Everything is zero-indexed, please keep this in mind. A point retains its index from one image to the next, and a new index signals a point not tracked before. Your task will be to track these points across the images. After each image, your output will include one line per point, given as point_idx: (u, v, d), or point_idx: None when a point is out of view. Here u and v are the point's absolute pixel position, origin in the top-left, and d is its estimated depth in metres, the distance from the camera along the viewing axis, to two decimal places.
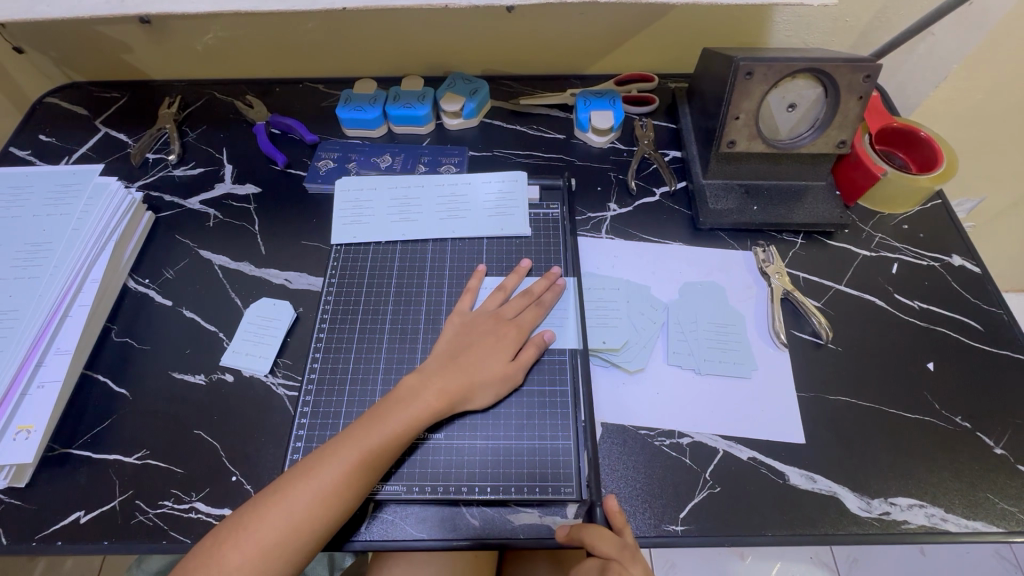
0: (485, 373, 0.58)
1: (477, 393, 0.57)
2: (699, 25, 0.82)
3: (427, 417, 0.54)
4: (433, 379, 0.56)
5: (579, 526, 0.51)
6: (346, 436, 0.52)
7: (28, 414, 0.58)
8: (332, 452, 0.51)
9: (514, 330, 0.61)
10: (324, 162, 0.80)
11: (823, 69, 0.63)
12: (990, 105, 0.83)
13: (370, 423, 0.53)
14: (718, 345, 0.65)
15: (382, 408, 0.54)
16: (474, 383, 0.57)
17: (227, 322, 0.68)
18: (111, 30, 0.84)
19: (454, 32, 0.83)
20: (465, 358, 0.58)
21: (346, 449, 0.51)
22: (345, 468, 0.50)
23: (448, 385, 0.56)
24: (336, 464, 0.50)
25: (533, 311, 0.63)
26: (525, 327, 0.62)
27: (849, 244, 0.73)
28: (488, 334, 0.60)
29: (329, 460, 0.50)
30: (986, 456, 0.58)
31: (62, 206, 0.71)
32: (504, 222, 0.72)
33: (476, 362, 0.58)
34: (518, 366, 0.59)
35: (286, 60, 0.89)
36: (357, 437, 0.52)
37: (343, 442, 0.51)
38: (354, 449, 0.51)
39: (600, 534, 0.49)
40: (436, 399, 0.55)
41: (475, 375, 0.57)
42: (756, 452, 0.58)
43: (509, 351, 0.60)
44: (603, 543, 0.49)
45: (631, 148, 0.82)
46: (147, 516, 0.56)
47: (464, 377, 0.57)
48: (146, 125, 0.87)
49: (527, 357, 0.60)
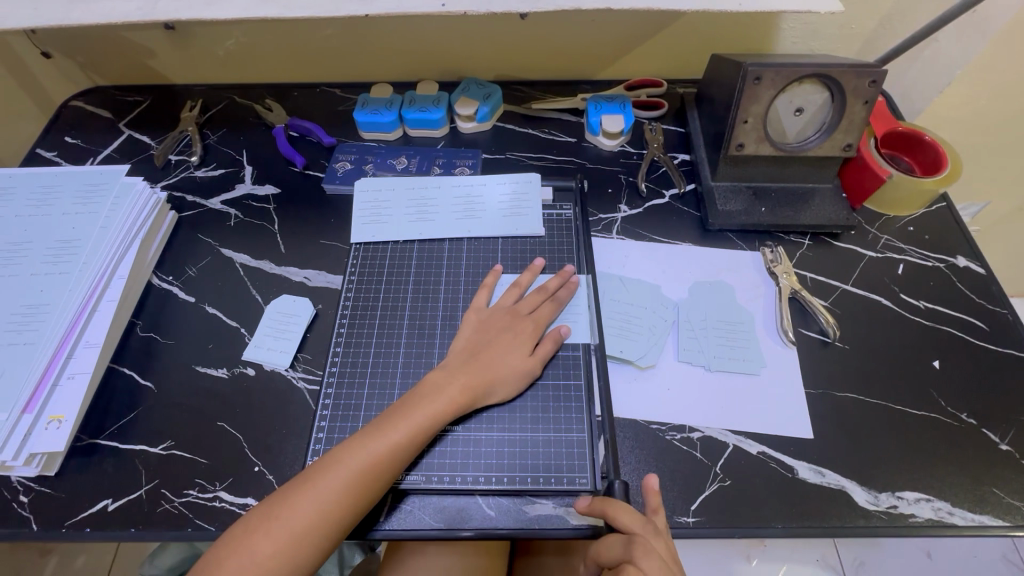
0: (504, 368, 0.59)
1: (496, 388, 0.59)
2: (708, 32, 0.84)
3: (450, 413, 0.56)
4: (454, 374, 0.58)
5: (603, 499, 0.53)
6: (371, 430, 0.53)
7: (58, 405, 0.60)
8: (359, 445, 0.52)
9: (533, 328, 0.63)
10: (341, 164, 0.82)
11: (830, 74, 0.65)
12: (994, 110, 0.85)
13: (394, 418, 0.54)
14: (728, 343, 0.66)
15: (406, 403, 0.56)
16: (493, 378, 0.59)
17: (248, 318, 0.69)
18: (137, 35, 0.86)
19: (468, 38, 0.86)
20: (485, 355, 0.60)
21: (372, 441, 0.52)
22: (370, 461, 0.51)
23: (469, 381, 0.57)
24: (363, 456, 0.51)
25: (549, 307, 0.65)
26: (542, 323, 0.63)
27: (856, 245, 0.75)
28: (507, 333, 0.62)
29: (356, 452, 0.52)
30: (991, 451, 0.59)
31: (90, 205, 0.73)
32: (518, 222, 0.74)
33: (496, 358, 0.60)
34: (536, 360, 0.61)
35: (304, 65, 0.92)
36: (382, 432, 0.53)
37: (369, 435, 0.53)
38: (380, 442, 0.52)
39: (624, 510, 0.51)
40: (458, 394, 0.57)
41: (495, 372, 0.59)
42: (765, 446, 0.60)
43: (529, 348, 0.61)
44: (626, 516, 0.51)
45: (640, 151, 0.84)
46: (173, 505, 0.57)
47: (484, 373, 0.58)
48: (168, 127, 0.89)
49: (544, 351, 0.62)
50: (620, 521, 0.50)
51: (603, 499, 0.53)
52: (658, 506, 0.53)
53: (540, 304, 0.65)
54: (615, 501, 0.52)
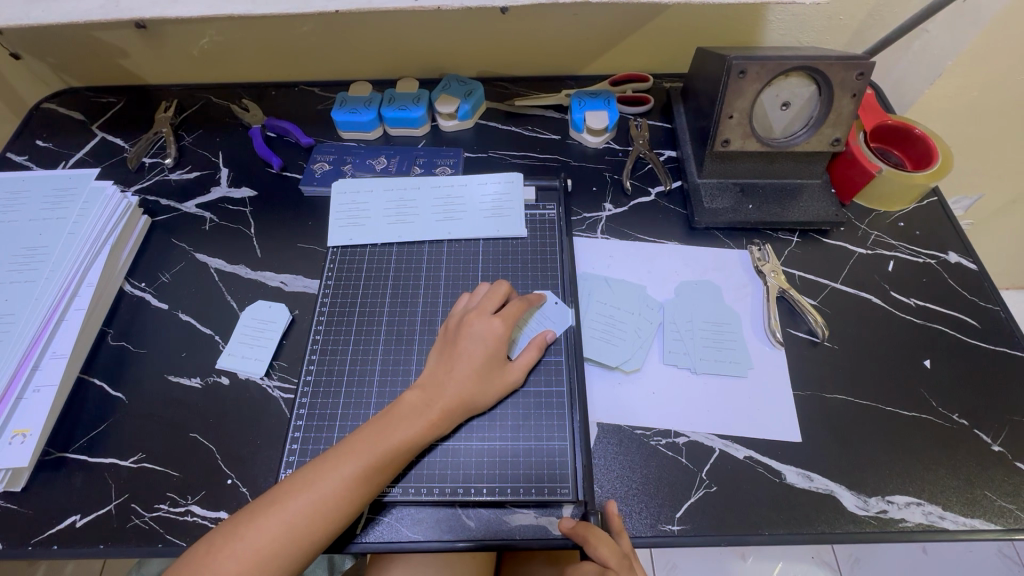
0: (482, 382, 0.57)
1: (472, 405, 0.56)
2: (693, 25, 0.82)
3: (427, 433, 0.54)
4: (432, 393, 0.55)
5: (586, 524, 0.51)
6: (344, 449, 0.51)
7: (24, 418, 0.58)
8: (332, 466, 0.50)
9: (500, 323, 0.59)
10: (319, 164, 0.80)
11: (816, 67, 0.63)
12: (989, 103, 0.83)
13: (370, 436, 0.52)
14: (714, 344, 0.65)
15: (381, 421, 0.54)
16: (470, 394, 0.56)
17: (223, 325, 0.68)
18: (109, 35, 0.84)
19: (449, 33, 0.84)
20: (461, 368, 0.57)
21: (345, 463, 0.50)
22: (345, 481, 0.49)
23: (447, 400, 0.55)
24: (336, 478, 0.49)
25: (516, 307, 0.61)
26: (510, 320, 0.60)
27: (845, 242, 0.73)
28: (479, 337, 0.58)
29: (327, 474, 0.49)
30: (983, 452, 0.58)
31: (59, 210, 0.71)
32: (501, 223, 0.72)
33: (472, 372, 0.57)
34: (516, 370, 0.59)
35: (282, 63, 0.89)
36: (357, 450, 0.51)
37: (341, 456, 0.51)
38: (353, 462, 0.50)
39: (604, 539, 0.49)
40: (436, 415, 0.54)
41: (471, 388, 0.56)
42: (752, 450, 0.58)
43: (504, 351, 0.59)
44: (605, 549, 0.48)
45: (626, 148, 0.82)
46: (143, 520, 0.56)
47: (461, 389, 0.56)
48: (142, 130, 0.87)
49: (528, 360, 0.60)
50: (597, 554, 0.48)
51: (586, 523, 0.51)
52: (621, 530, 0.52)
53: (501, 300, 0.61)
54: (597, 530, 0.50)
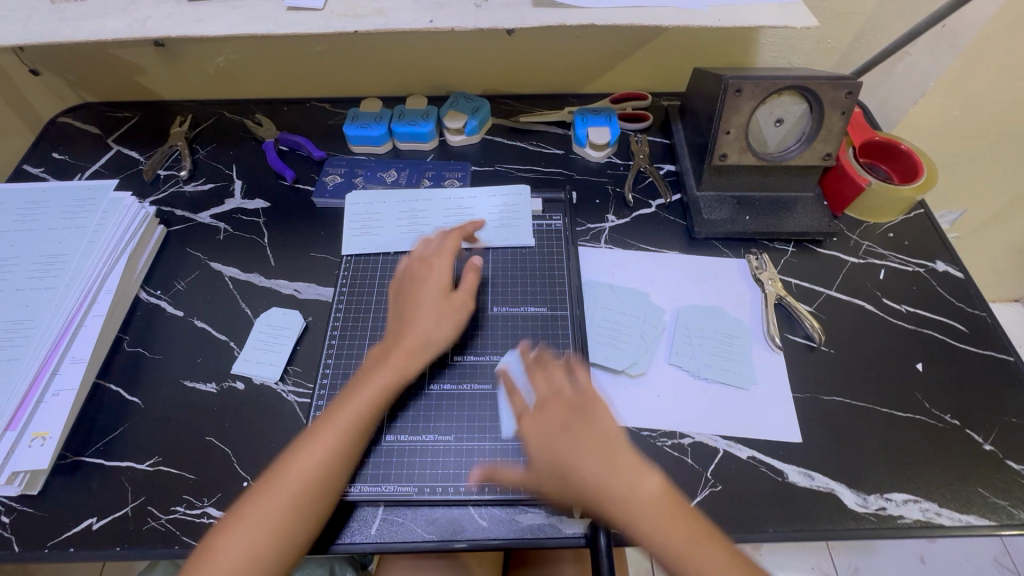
0: (438, 317, 0.61)
1: (434, 339, 0.60)
2: (691, 47, 0.86)
3: (394, 376, 0.57)
4: (390, 343, 0.59)
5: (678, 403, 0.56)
6: (324, 426, 0.54)
7: (42, 422, 0.59)
8: (316, 443, 0.52)
9: (442, 262, 0.65)
10: (331, 177, 0.82)
11: (807, 86, 0.67)
12: (972, 122, 0.88)
13: (345, 406, 0.55)
14: (720, 354, 0.67)
15: (352, 387, 0.57)
16: (429, 328, 0.60)
17: (238, 331, 0.69)
18: (128, 53, 0.87)
19: (457, 54, 0.87)
20: (415, 308, 0.61)
21: (326, 439, 0.52)
22: (327, 454, 0.52)
23: (407, 341, 0.59)
24: (319, 453, 0.52)
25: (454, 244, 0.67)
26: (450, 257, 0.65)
27: (838, 252, 0.76)
28: (426, 281, 0.63)
29: (309, 450, 0.52)
30: (975, 451, 0.60)
31: (78, 220, 0.73)
32: (509, 233, 0.75)
33: (426, 311, 0.61)
34: (462, 294, 0.63)
35: (295, 80, 0.92)
36: (336, 423, 0.54)
37: (323, 432, 0.53)
38: (332, 434, 0.53)
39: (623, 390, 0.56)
40: (399, 355, 0.58)
41: (428, 323, 0.60)
42: (755, 451, 0.60)
43: (448, 284, 0.63)
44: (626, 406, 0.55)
45: (627, 162, 0.86)
46: (160, 522, 0.56)
47: (419, 328, 0.60)
48: (156, 143, 0.89)
49: (470, 284, 0.64)
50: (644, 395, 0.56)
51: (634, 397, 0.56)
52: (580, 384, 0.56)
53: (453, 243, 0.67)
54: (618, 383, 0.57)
